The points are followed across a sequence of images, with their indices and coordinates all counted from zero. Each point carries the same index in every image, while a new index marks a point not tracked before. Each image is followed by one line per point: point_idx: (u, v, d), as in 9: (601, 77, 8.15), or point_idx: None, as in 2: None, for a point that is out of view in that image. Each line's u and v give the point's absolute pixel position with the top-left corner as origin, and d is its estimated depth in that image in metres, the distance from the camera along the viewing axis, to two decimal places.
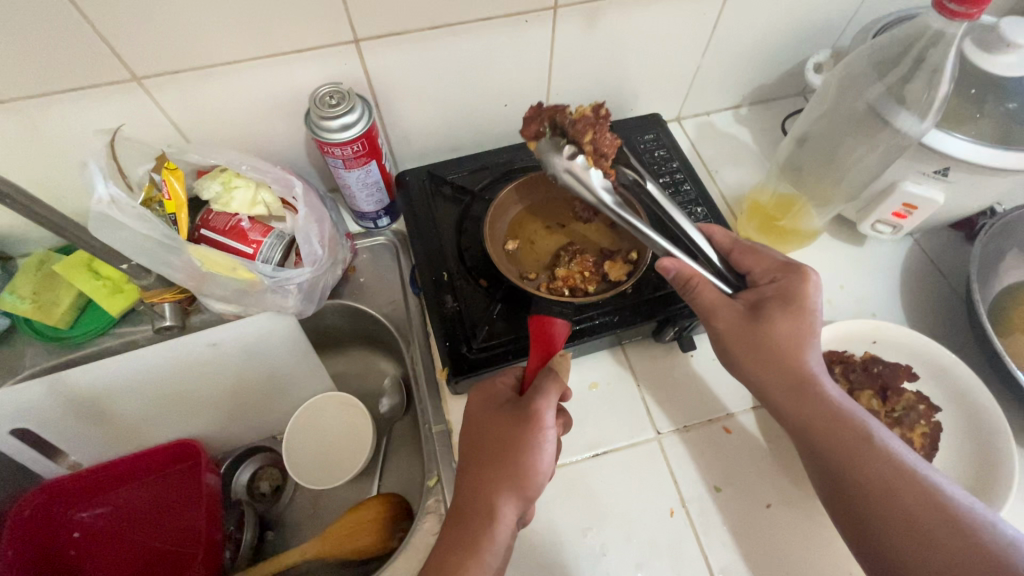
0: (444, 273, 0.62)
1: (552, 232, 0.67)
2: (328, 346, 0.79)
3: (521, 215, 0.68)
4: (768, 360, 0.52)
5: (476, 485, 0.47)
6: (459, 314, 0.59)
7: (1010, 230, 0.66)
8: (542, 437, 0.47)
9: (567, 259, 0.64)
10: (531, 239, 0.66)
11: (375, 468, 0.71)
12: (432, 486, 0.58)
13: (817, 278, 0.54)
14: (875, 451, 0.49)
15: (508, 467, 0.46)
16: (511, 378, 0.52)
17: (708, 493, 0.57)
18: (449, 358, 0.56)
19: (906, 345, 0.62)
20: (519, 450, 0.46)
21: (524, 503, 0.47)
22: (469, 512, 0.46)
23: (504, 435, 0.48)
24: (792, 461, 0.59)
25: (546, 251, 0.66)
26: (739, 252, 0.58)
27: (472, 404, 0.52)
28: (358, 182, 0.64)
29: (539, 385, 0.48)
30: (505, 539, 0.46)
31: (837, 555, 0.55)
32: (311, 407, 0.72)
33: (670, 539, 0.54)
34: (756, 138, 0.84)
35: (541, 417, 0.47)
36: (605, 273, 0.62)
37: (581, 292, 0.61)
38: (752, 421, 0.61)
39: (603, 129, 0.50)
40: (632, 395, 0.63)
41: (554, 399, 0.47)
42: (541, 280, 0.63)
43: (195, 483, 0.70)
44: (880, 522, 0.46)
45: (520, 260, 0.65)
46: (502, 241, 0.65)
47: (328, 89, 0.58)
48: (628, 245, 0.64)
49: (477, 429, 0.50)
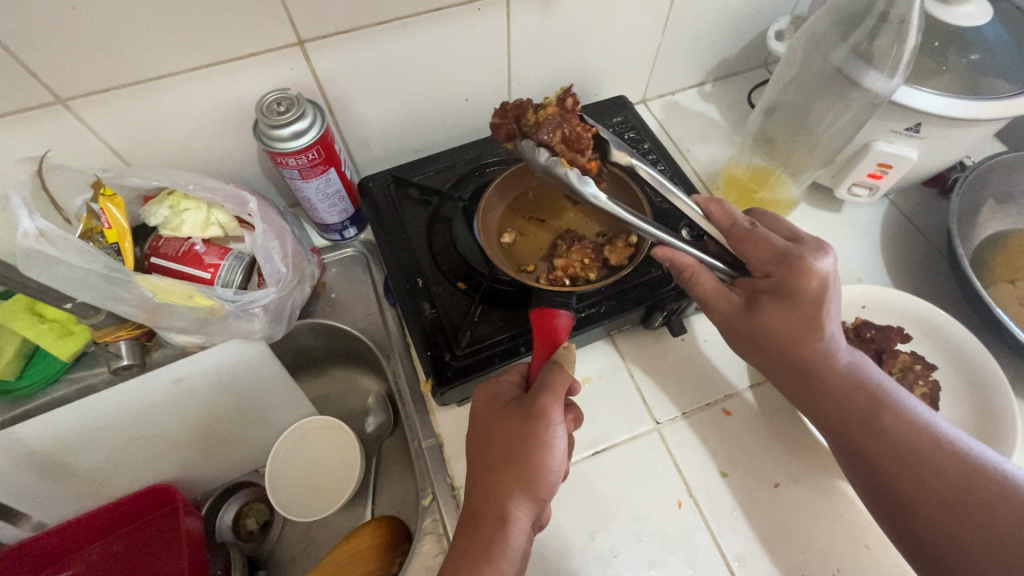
0: (419, 279, 0.57)
1: (546, 221, 0.63)
2: (305, 368, 0.75)
3: (511, 208, 0.64)
4: (767, 350, 0.49)
5: (485, 488, 0.44)
6: (439, 319, 0.55)
7: (983, 181, 0.66)
8: (551, 433, 0.44)
9: (565, 247, 0.60)
10: (525, 231, 0.62)
11: (367, 491, 0.68)
12: (428, 505, 0.55)
13: (822, 266, 0.46)
14: (899, 422, 0.47)
15: (516, 468, 0.43)
16: (516, 375, 0.50)
17: (716, 478, 0.55)
18: (431, 367, 0.52)
19: (897, 307, 0.61)
20: (527, 448, 0.43)
21: (538, 506, 0.43)
22: (479, 519, 0.43)
23: (509, 436, 0.45)
24: (796, 435, 0.57)
25: (543, 242, 0.62)
26: (735, 237, 0.51)
27: (476, 405, 0.49)
28: (318, 193, 0.61)
29: (546, 379, 0.46)
30: (521, 545, 0.42)
31: (852, 528, 0.53)
32: (294, 435, 0.69)
33: (681, 532, 0.52)
34: (724, 113, 0.83)
35: (548, 412, 0.44)
36: (606, 259, 0.59)
37: (583, 280, 0.58)
38: (751, 399, 0.59)
39: (573, 124, 0.49)
40: (626, 386, 0.60)
41: (561, 395, 0.45)
42: (540, 272, 0.59)
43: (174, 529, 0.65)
44: (914, 500, 0.44)
45: (515, 254, 0.61)
46: (495, 237, 0.61)
47: (275, 95, 0.54)
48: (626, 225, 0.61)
49: (482, 430, 0.47)
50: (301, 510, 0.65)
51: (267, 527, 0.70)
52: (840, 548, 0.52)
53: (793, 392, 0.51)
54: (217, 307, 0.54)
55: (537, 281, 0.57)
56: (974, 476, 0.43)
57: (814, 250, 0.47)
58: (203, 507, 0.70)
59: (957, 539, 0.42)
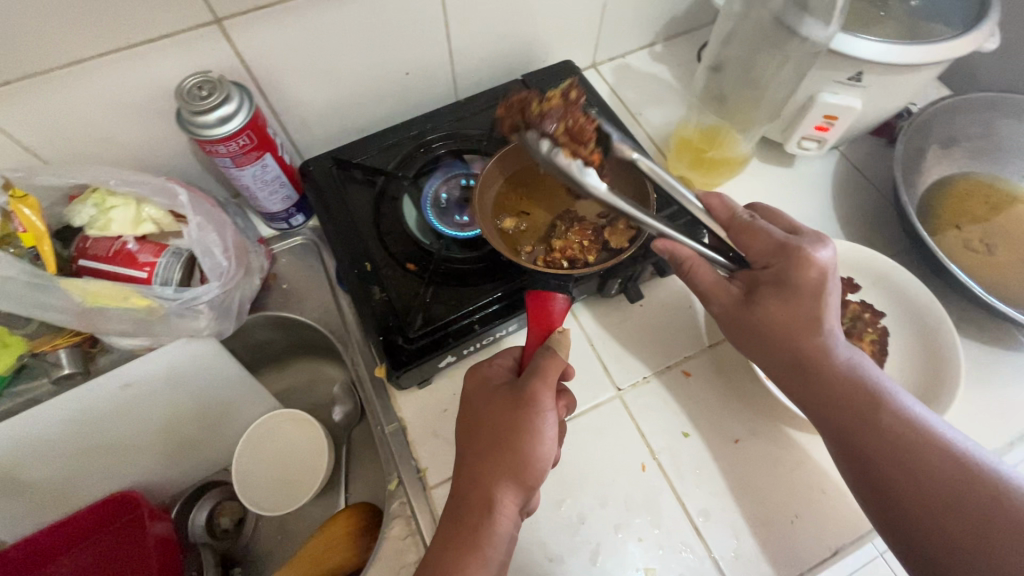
0: (367, 263, 0.55)
1: (548, 199, 0.60)
2: (265, 363, 0.73)
3: (513, 186, 0.60)
4: (764, 341, 0.49)
5: (472, 473, 0.44)
6: (389, 302, 0.53)
7: (927, 127, 0.66)
8: (542, 420, 0.44)
9: (564, 229, 0.57)
10: (523, 210, 0.59)
11: (339, 479, 0.68)
12: (394, 489, 0.55)
13: (821, 257, 0.46)
14: (891, 418, 0.45)
15: (506, 454, 0.43)
16: (508, 359, 0.50)
17: (678, 439, 0.56)
18: (384, 352, 0.50)
19: (846, 259, 0.62)
20: (517, 435, 0.43)
21: (525, 493, 0.43)
22: (466, 505, 0.43)
23: (501, 421, 0.45)
24: (753, 391, 0.58)
25: (541, 222, 0.59)
26: (735, 230, 0.50)
27: (466, 391, 0.49)
28: (256, 179, 0.58)
29: (537, 365, 0.46)
30: (509, 530, 0.42)
31: (809, 474, 0.55)
32: (259, 430, 0.67)
33: (645, 494, 0.53)
34: (675, 74, 0.81)
35: (538, 398, 0.44)
36: (605, 241, 0.57)
37: (581, 263, 0.55)
38: (710, 359, 0.60)
39: (575, 119, 0.46)
40: (587, 355, 0.60)
41: (551, 379, 0.45)
42: (538, 254, 0.57)
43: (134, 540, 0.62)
44: (907, 503, 0.43)
45: (513, 236, 0.58)
46: (493, 219, 0.58)
47: (196, 79, 0.51)
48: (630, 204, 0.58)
49: (473, 416, 0.47)
50: (271, 503, 0.64)
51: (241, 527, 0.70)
52: (798, 495, 0.54)
53: (786, 383, 0.50)
54: (155, 306, 0.52)
55: (535, 264, 0.54)
56: (969, 473, 0.42)
57: (813, 242, 0.47)
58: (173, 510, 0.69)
59: (950, 545, 0.41)
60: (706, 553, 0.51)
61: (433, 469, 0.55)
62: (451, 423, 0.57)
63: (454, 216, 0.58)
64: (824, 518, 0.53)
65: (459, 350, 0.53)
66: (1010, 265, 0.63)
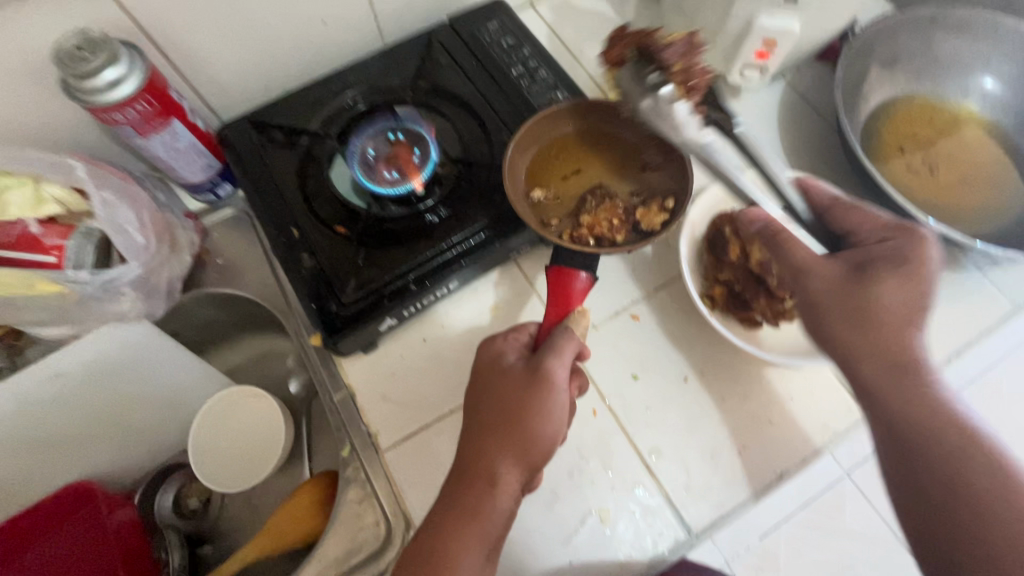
0: (295, 229, 0.53)
1: (583, 172, 0.58)
2: (213, 342, 0.71)
3: (547, 155, 0.58)
4: (862, 327, 0.45)
5: (477, 447, 0.45)
6: (319, 269, 0.51)
7: (870, 48, 0.64)
8: (553, 399, 0.45)
9: (594, 204, 0.56)
10: (555, 182, 0.58)
11: (301, 450, 0.69)
12: (347, 456, 0.55)
13: (932, 240, 0.47)
14: (987, 461, 0.42)
15: (513, 429, 0.44)
16: (523, 335, 0.50)
17: (628, 382, 0.56)
18: (318, 319, 0.49)
19: None
20: (525, 412, 0.44)
21: (528, 470, 0.44)
22: (468, 475, 0.44)
23: (511, 397, 0.45)
24: (701, 329, 0.58)
25: (571, 196, 0.57)
26: (837, 209, 0.51)
27: (477, 365, 0.49)
28: (166, 148, 0.54)
29: (554, 342, 0.47)
30: (508, 506, 0.43)
31: (756, 405, 0.55)
32: (213, 410, 0.66)
33: (596, 438, 0.54)
34: (617, 7, 0.77)
35: (553, 375, 0.45)
36: (636, 221, 0.55)
37: (608, 242, 0.54)
38: (658, 301, 0.60)
39: (692, 62, 0.48)
40: (534, 308, 0.59)
41: (566, 358, 0.46)
42: (563, 229, 0.55)
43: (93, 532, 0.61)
44: (967, 554, 0.39)
45: (541, 207, 0.57)
46: (524, 189, 0.56)
47: (75, 39, 0.46)
48: (666, 186, 0.56)
49: (480, 394, 0.47)
50: (232, 481, 0.64)
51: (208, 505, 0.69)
52: (747, 425, 0.55)
53: (875, 393, 0.45)
54: (68, 291, 0.49)
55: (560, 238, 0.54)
56: None
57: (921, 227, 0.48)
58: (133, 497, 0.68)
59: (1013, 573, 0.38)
60: (658, 489, 0.52)
61: (384, 433, 0.54)
62: (400, 386, 0.56)
63: (383, 172, 0.55)
64: (770, 444, 0.54)
65: (399, 312, 0.51)
66: (950, 184, 0.63)
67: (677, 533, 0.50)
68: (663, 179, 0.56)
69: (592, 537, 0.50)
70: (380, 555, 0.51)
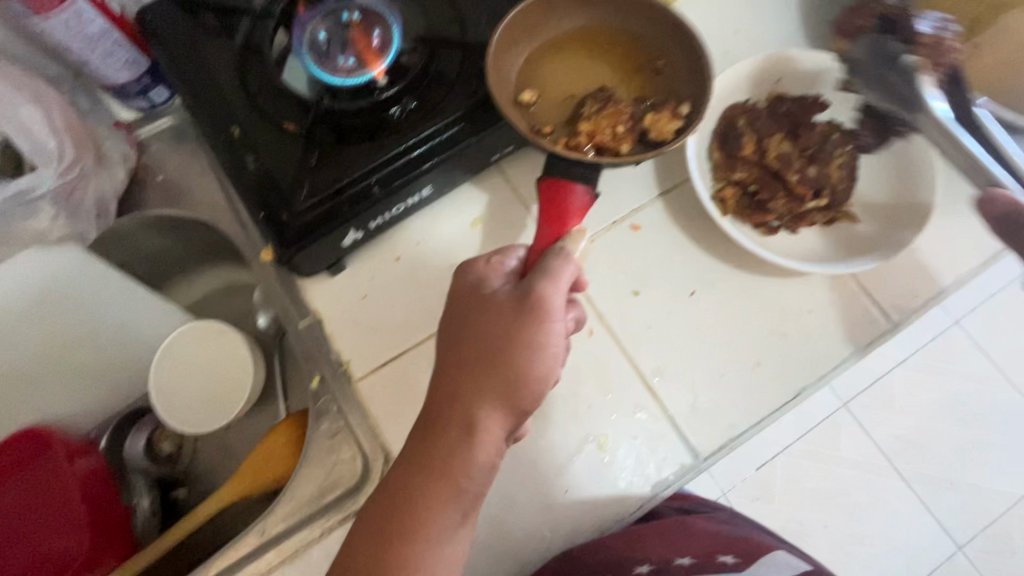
0: (235, 129, 0.45)
1: (582, 77, 0.49)
2: (168, 275, 0.64)
3: (540, 52, 0.49)
4: None
5: (451, 390, 0.38)
6: (266, 171, 0.44)
7: None
8: (547, 331, 0.37)
9: (594, 109, 0.47)
10: (549, 85, 0.49)
11: (276, 390, 0.63)
12: (318, 388, 0.50)
13: None
14: None
15: (495, 368, 0.37)
16: (509, 261, 0.41)
17: (628, 299, 0.50)
18: (272, 231, 0.43)
19: (813, 72, 0.53)
20: (509, 347, 0.37)
21: (514, 418, 0.37)
22: (443, 422, 0.38)
23: (494, 330, 0.38)
24: (709, 238, 0.52)
25: (568, 102, 0.49)
26: None
27: (453, 293, 0.41)
28: (73, 33, 0.45)
29: (546, 265, 0.39)
30: (490, 459, 0.37)
31: (772, 320, 0.50)
32: (172, 348, 0.59)
33: (593, 359, 0.48)
34: None
35: (549, 304, 0.37)
36: (644, 130, 0.46)
37: (610, 153, 0.45)
38: (661, 209, 0.53)
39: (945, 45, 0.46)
40: (521, 221, 0.53)
41: (563, 283, 0.38)
42: (557, 138, 0.47)
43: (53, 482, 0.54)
44: None
45: (530, 112, 0.47)
46: (511, 88, 0.47)
47: None
48: (682, 93, 0.48)
49: (456, 329, 0.39)
50: (198, 421, 0.58)
51: (184, 450, 0.64)
52: (761, 341, 0.49)
53: None
54: None
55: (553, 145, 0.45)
56: None
57: None
58: (101, 441, 0.61)
59: None
60: (661, 412, 0.47)
61: (356, 361, 0.49)
62: (373, 310, 0.50)
63: (337, 58, 0.46)
64: (786, 361, 0.49)
65: (364, 222, 0.45)
66: (997, 67, 0.55)
67: (683, 458, 0.46)
68: (676, 85, 0.48)
69: (591, 463, 0.46)
70: (359, 491, 0.46)
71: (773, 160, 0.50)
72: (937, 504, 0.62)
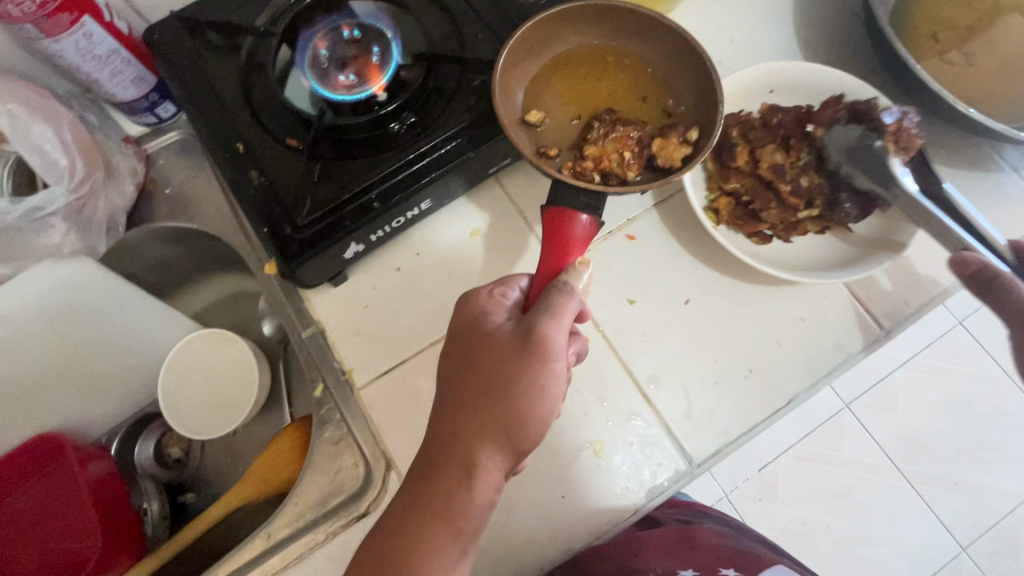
0: (239, 144, 0.46)
1: (592, 101, 0.50)
2: (175, 286, 0.66)
3: (548, 76, 0.50)
4: None
5: (454, 428, 0.38)
6: (269, 188, 0.45)
7: None
8: (549, 372, 0.38)
9: (602, 133, 0.47)
10: (558, 109, 0.50)
11: (281, 396, 0.65)
12: (321, 396, 0.52)
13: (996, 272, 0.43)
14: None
15: (496, 409, 0.37)
16: (512, 291, 0.42)
17: (624, 307, 0.51)
18: (273, 244, 0.44)
19: (804, 83, 0.53)
20: (511, 385, 0.37)
21: (514, 458, 0.38)
22: (443, 461, 0.38)
23: (495, 368, 0.38)
24: (703, 247, 0.53)
25: (576, 125, 0.49)
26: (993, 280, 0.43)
27: (457, 325, 0.42)
28: (82, 54, 0.47)
29: (549, 304, 0.39)
30: (489, 498, 0.37)
31: (765, 327, 0.51)
32: (180, 357, 0.61)
33: (588, 366, 0.49)
34: None
35: (550, 345, 0.38)
36: (652, 155, 0.47)
37: (617, 179, 0.46)
38: (656, 218, 0.54)
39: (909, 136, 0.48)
40: (519, 232, 0.54)
41: (565, 324, 0.38)
42: (564, 162, 0.48)
43: (65, 488, 0.55)
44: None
45: (537, 136, 0.48)
46: (518, 111, 0.48)
47: None
48: (690, 118, 0.48)
49: (459, 362, 0.40)
50: (208, 427, 0.60)
51: (192, 454, 0.66)
52: (754, 348, 0.50)
53: None
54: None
55: (559, 171, 0.45)
56: None
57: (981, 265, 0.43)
58: (112, 446, 0.63)
59: None
60: (656, 418, 0.48)
61: (358, 370, 0.50)
62: (374, 320, 0.51)
63: (338, 76, 0.48)
64: (779, 366, 0.50)
65: (365, 236, 0.46)
66: (986, 77, 0.55)
67: (678, 463, 0.47)
68: (685, 110, 0.49)
69: (587, 469, 0.46)
70: (361, 496, 0.47)
71: (766, 170, 0.50)
72: (938, 502, 0.66)
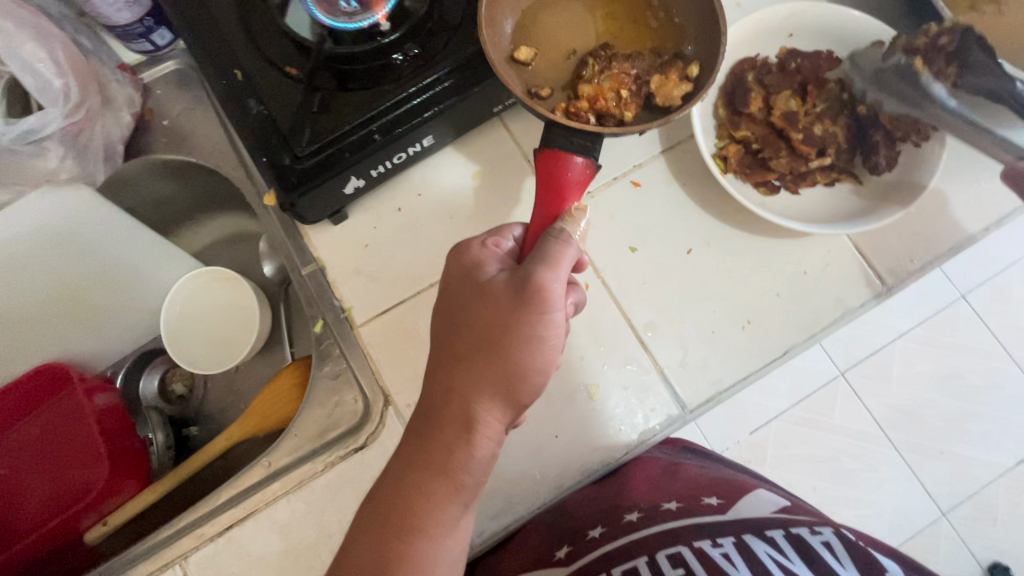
0: (236, 72, 0.45)
1: (588, 36, 0.48)
2: (178, 224, 0.66)
3: (540, 10, 0.48)
4: None
5: (450, 380, 0.39)
6: (268, 117, 0.44)
7: None
8: (545, 321, 0.37)
9: (597, 70, 0.45)
10: (552, 45, 0.48)
11: (281, 337, 0.65)
12: (320, 333, 0.52)
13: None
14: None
15: (493, 359, 0.37)
16: (505, 241, 0.42)
17: (625, 255, 0.51)
18: (272, 173, 0.43)
19: (825, 27, 0.51)
20: (509, 335, 0.37)
21: (512, 410, 0.38)
22: (440, 414, 0.38)
23: (490, 318, 0.38)
24: (709, 197, 0.52)
25: (570, 62, 0.48)
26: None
27: (450, 275, 0.41)
28: None
29: (546, 250, 0.38)
30: (490, 451, 0.38)
31: (765, 280, 0.50)
32: (182, 293, 0.61)
33: (587, 311, 0.50)
34: None
35: (546, 292, 0.37)
36: (647, 94, 0.45)
37: (613, 119, 0.44)
38: (663, 166, 0.53)
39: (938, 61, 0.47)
40: (522, 175, 0.53)
41: (563, 270, 0.37)
42: (557, 102, 0.46)
43: (73, 415, 0.56)
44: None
45: (528, 73, 0.47)
46: (507, 47, 0.46)
47: None
48: (691, 56, 0.46)
49: (455, 313, 0.40)
50: (205, 363, 0.60)
51: (195, 391, 0.67)
52: (754, 300, 0.50)
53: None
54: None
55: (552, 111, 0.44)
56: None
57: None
58: (117, 378, 0.64)
59: None
60: (652, 364, 0.48)
61: (357, 308, 0.50)
62: (374, 259, 0.51)
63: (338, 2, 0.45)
64: (775, 319, 0.50)
65: (366, 170, 0.45)
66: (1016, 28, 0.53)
67: (670, 410, 0.48)
68: (686, 46, 0.46)
69: (580, 411, 0.47)
70: (359, 430, 0.49)
71: (779, 115, 0.49)
72: (923, 469, 0.66)
